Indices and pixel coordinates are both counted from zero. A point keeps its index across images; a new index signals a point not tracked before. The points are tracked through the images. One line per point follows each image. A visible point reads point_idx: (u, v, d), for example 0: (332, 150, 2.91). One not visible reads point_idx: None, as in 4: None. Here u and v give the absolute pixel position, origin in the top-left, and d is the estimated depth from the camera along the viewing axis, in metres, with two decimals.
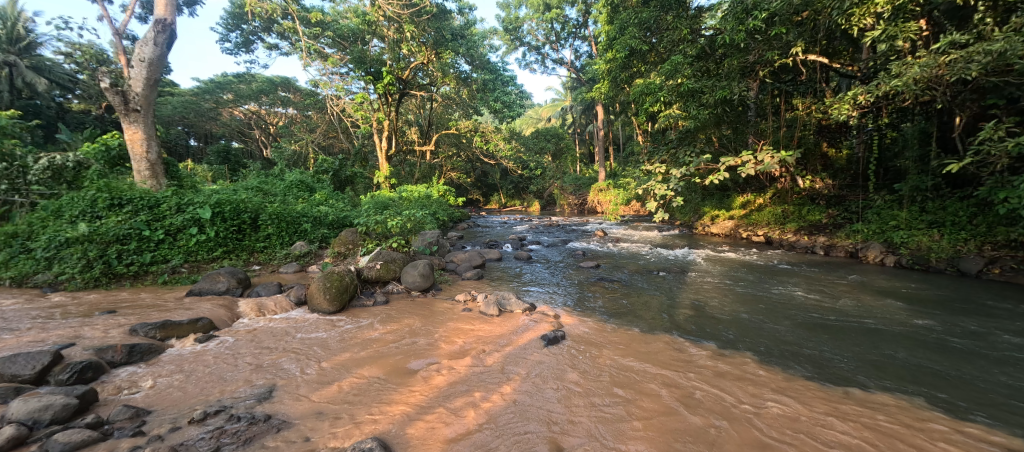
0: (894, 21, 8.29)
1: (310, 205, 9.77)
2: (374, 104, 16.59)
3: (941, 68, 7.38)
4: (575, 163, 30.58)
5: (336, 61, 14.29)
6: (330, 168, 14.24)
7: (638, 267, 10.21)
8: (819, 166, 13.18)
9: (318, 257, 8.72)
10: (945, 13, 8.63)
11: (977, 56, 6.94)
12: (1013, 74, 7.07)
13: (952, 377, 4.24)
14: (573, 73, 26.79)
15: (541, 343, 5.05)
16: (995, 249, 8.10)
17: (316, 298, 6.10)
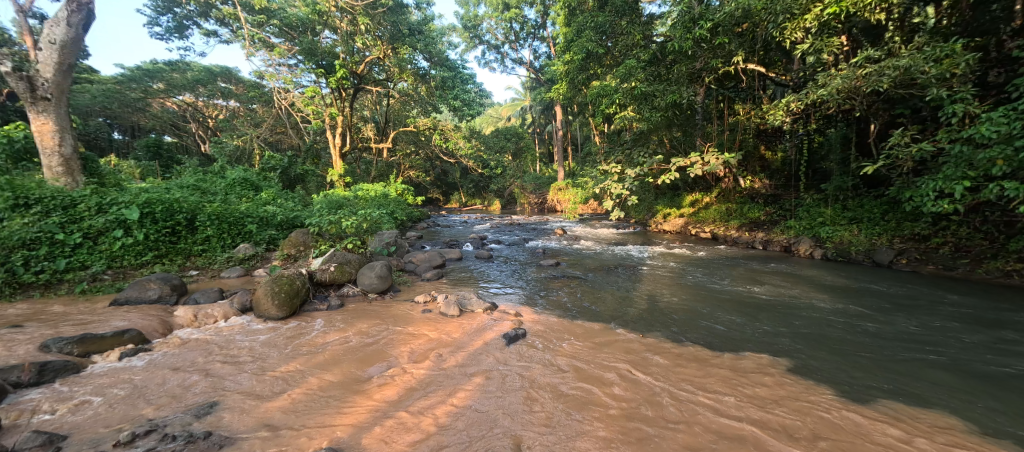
0: (820, 36, 8.99)
1: (256, 205, 9.22)
2: (326, 99, 15.95)
3: (858, 80, 8.02)
4: (535, 163, 30.84)
5: (283, 52, 13.49)
6: (278, 165, 13.56)
7: (594, 264, 10.44)
8: (757, 168, 14.01)
9: (264, 260, 8.25)
10: (862, 32, 9.49)
11: (888, 70, 7.62)
12: (916, 87, 7.88)
13: (877, 362, 4.64)
14: (532, 74, 27.03)
15: (501, 341, 5.05)
16: (903, 241, 9.00)
17: (262, 304, 5.79)
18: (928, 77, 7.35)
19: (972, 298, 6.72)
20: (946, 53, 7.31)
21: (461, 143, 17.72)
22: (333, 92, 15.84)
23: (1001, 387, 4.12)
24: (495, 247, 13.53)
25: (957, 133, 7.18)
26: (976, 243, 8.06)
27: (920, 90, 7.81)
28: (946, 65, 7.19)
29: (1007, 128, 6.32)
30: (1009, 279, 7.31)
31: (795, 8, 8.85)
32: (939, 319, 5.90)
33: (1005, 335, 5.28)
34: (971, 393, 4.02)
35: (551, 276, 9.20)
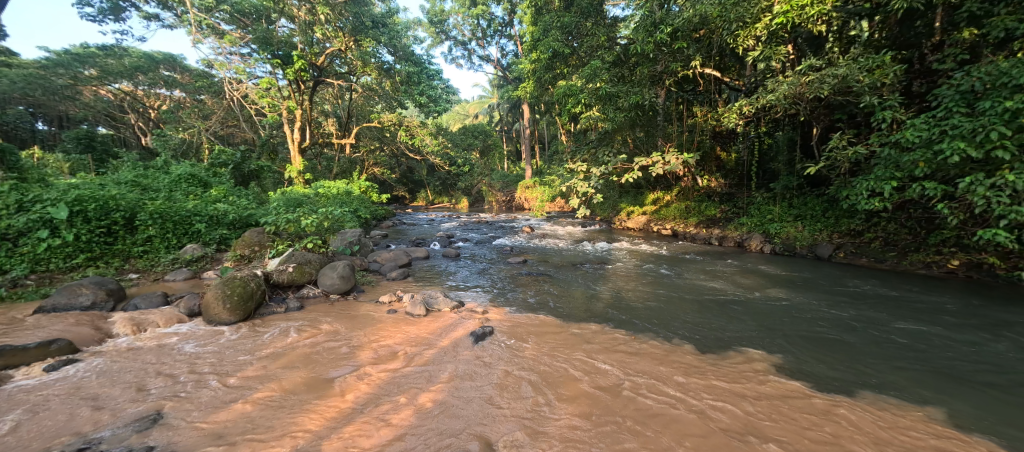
0: (769, 44, 9.50)
1: (205, 202, 8.68)
2: (283, 91, 15.28)
3: (803, 86, 8.56)
4: (503, 161, 30.80)
5: (234, 40, 12.85)
6: (229, 160, 12.87)
7: (560, 261, 10.58)
8: (714, 168, 14.46)
9: (215, 262, 7.80)
10: (806, 42, 10.10)
11: (828, 78, 8.16)
12: (853, 95, 8.47)
13: (824, 350, 4.94)
14: (499, 71, 26.99)
15: (468, 340, 5.03)
16: (841, 236, 9.65)
17: (213, 308, 5.49)
18: (863, 86, 7.95)
19: (905, 288, 7.24)
20: (877, 64, 7.91)
21: (427, 140, 17.45)
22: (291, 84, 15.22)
23: (931, 371, 4.44)
24: (462, 245, 13.44)
25: (887, 138, 7.77)
26: (902, 237, 8.63)
27: (855, 98, 8.40)
28: (877, 74, 7.81)
29: (928, 133, 6.86)
30: (928, 270, 8.11)
31: (748, 16, 9.33)
32: (877, 308, 6.35)
33: (934, 323, 5.72)
34: (906, 377, 4.32)
35: (517, 273, 9.23)
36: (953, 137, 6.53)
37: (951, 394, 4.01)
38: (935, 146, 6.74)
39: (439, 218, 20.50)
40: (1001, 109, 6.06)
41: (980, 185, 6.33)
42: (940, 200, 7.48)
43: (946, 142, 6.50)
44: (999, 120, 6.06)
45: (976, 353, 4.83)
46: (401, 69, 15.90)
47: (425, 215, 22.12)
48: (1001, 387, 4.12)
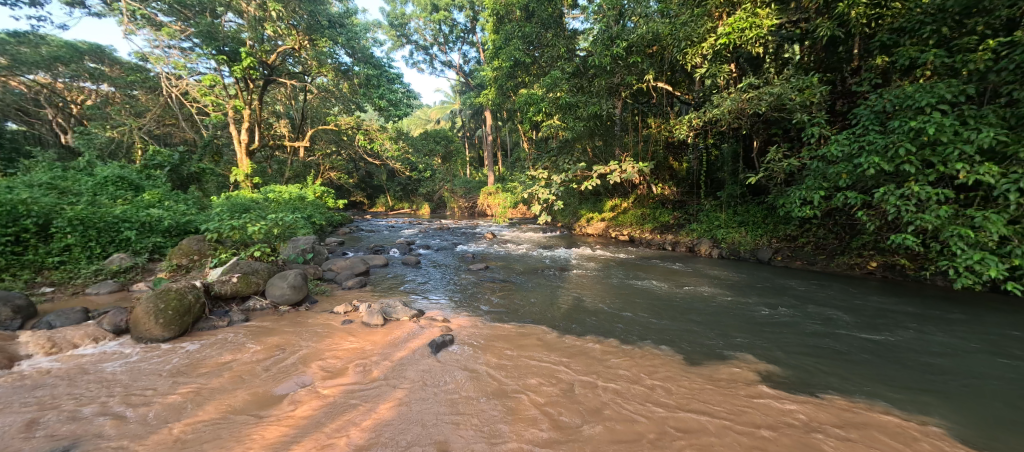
0: (714, 62, 10.08)
1: (135, 208, 8.04)
2: (230, 90, 14.50)
3: (744, 103, 9.16)
4: (465, 166, 30.60)
5: (173, 33, 12.06)
6: (166, 162, 12.04)
7: (521, 267, 10.66)
8: (666, 176, 14.86)
9: (146, 273, 7.23)
10: (746, 62, 10.82)
11: (765, 96, 8.78)
12: (786, 111, 9.21)
13: (768, 349, 5.24)
14: (461, 78, 26.89)
15: (427, 349, 4.93)
16: (779, 241, 10.37)
17: (144, 324, 5.07)
18: (795, 104, 8.58)
19: (840, 290, 7.77)
20: (807, 84, 8.58)
21: (386, 144, 16.83)
22: (239, 83, 14.46)
23: (864, 367, 4.76)
24: (422, 252, 13.21)
25: (816, 152, 8.40)
26: (829, 241, 9.49)
27: (789, 114, 9.11)
28: (807, 94, 8.43)
29: (849, 148, 7.50)
30: (852, 271, 8.86)
31: (695, 36, 9.86)
32: (815, 308, 6.82)
33: (866, 321, 6.16)
34: (841, 370, 4.67)
35: (477, 280, 9.18)
36: (870, 153, 7.13)
37: (880, 387, 4.32)
38: (855, 160, 7.35)
39: (399, 224, 20.16)
40: (908, 128, 6.71)
41: (892, 195, 7.02)
42: (861, 209, 8.22)
43: (864, 156, 7.11)
44: (906, 138, 6.69)
45: (900, 346, 5.29)
46: (359, 71, 15.60)
47: (385, 221, 21.62)
48: (923, 379, 4.48)
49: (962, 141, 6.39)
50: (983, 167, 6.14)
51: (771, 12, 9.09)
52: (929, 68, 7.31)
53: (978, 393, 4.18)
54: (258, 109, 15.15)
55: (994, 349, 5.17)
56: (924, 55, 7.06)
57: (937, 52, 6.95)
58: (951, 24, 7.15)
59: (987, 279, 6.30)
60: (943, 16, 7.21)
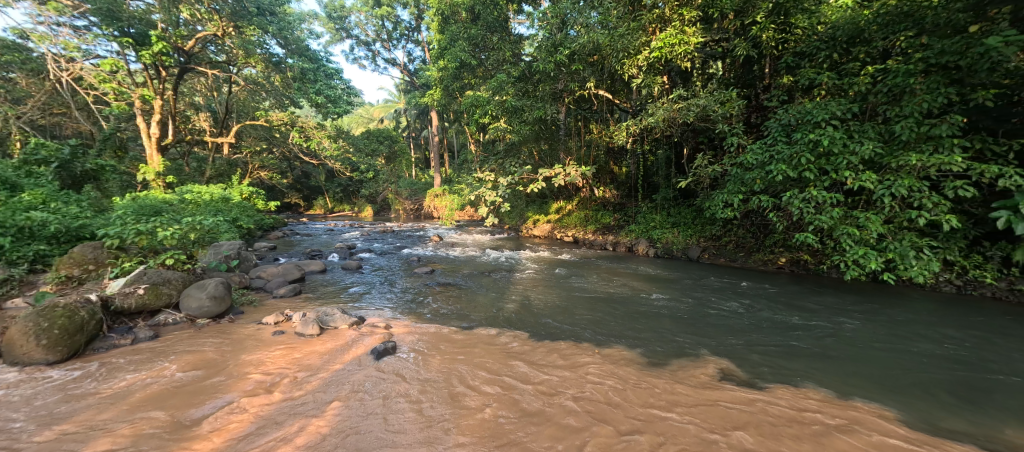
0: (649, 73, 10.76)
1: (13, 210, 7.01)
2: (137, 78, 13.09)
3: (675, 112, 9.97)
4: (410, 168, 29.84)
5: (62, 8, 10.58)
6: (53, 157, 10.62)
7: (467, 269, 10.62)
8: (607, 180, 15.27)
9: (26, 286, 6.33)
10: (677, 74, 11.54)
11: (693, 107, 9.68)
12: (710, 121, 10.27)
13: (701, 342, 5.55)
14: (405, 76, 26.25)
15: (368, 358, 4.73)
16: (706, 240, 11.17)
17: (22, 347, 4.42)
18: (718, 115, 9.63)
19: (762, 285, 8.40)
20: (728, 98, 9.67)
21: (325, 143, 15.85)
22: (149, 70, 13.09)
23: (785, 355, 5.14)
24: (364, 256, 12.74)
25: (735, 159, 9.42)
26: (748, 240, 10.43)
27: (713, 124, 10.18)
28: (727, 107, 9.56)
29: (763, 157, 8.58)
30: (767, 267, 9.77)
31: (631, 48, 10.46)
32: (740, 302, 7.35)
33: (786, 314, 6.68)
34: (764, 358, 5.04)
35: (420, 284, 8.99)
36: (779, 161, 8.24)
37: (795, 371, 4.73)
38: (767, 167, 8.42)
39: (339, 227, 19.32)
40: (808, 140, 7.91)
41: (797, 199, 8.13)
42: (773, 210, 9.17)
43: (774, 164, 8.21)
44: (806, 149, 7.89)
45: (812, 334, 5.82)
46: (293, 64, 14.94)
47: (323, 224, 20.59)
48: (835, 364, 4.90)
49: (849, 152, 7.56)
50: (864, 175, 7.31)
51: (698, 31, 9.85)
52: (825, 87, 8.66)
53: (878, 373, 4.66)
54: (171, 101, 14.13)
55: (892, 334, 5.78)
56: (820, 77, 8.47)
57: (830, 75, 8.33)
58: (840, 51, 8.66)
59: (867, 270, 7.45)
60: (833, 45, 8.74)
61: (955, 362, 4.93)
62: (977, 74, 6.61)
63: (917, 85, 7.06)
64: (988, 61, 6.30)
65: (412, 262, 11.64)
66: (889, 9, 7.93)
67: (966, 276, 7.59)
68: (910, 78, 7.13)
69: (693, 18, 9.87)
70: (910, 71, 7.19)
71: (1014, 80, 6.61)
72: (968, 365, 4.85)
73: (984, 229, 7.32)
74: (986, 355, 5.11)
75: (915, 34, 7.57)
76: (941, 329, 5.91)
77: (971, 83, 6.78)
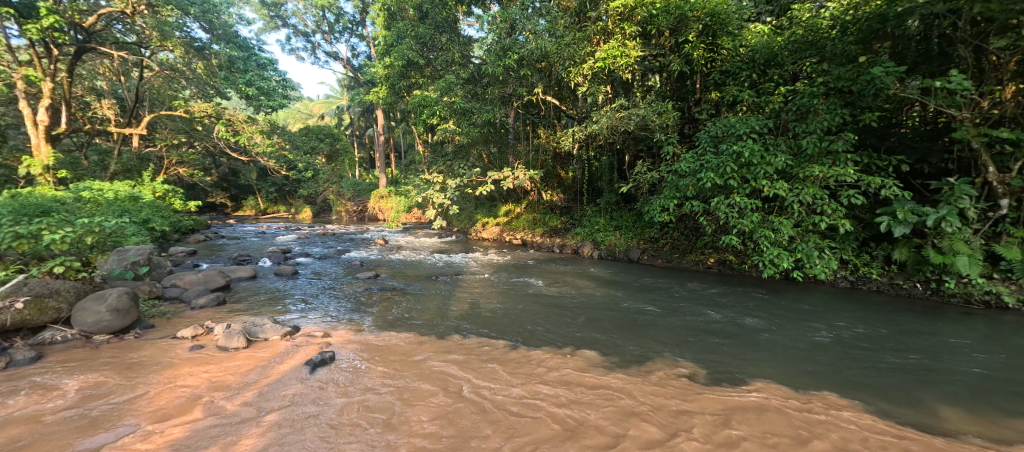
0: (593, 82, 11.23)
1: None
2: (27, 58, 11.61)
3: (617, 120, 10.52)
4: (353, 167, 28.67)
5: None
6: None
7: (414, 273, 10.37)
8: (555, 184, 15.53)
9: None
10: (619, 85, 12.00)
11: (634, 116, 10.29)
12: (649, 130, 10.87)
13: (642, 342, 5.78)
14: (349, 72, 25.25)
15: (301, 372, 4.44)
16: (646, 242, 11.71)
17: None
18: (656, 125, 10.28)
19: (696, 285, 8.89)
20: (663, 109, 10.34)
21: (257, 138, 14.85)
22: (39, 48, 11.57)
23: (716, 354, 5.41)
24: (300, 261, 12.05)
25: (670, 166, 10.08)
26: (682, 242, 11.09)
27: (651, 133, 10.77)
28: (664, 117, 10.26)
29: (695, 165, 9.23)
30: (699, 267, 10.43)
31: (577, 57, 10.90)
32: (677, 302, 7.75)
33: (716, 313, 7.08)
34: (699, 356, 5.33)
35: (360, 289, 8.64)
36: (708, 170, 8.92)
37: (725, 366, 5.05)
38: (698, 175, 9.05)
39: (274, 230, 18.18)
40: (733, 152, 8.69)
41: (724, 205, 8.85)
42: (703, 215, 9.85)
43: (703, 172, 8.85)
44: (730, 159, 8.65)
45: (740, 331, 6.26)
46: (219, 50, 14.25)
47: (257, 226, 19.30)
48: (759, 360, 5.22)
49: (766, 163, 8.41)
50: (778, 184, 8.21)
51: (638, 45, 10.40)
52: (746, 104, 9.68)
53: (796, 365, 5.08)
54: (64, 84, 12.56)
55: (807, 330, 6.27)
56: (743, 94, 9.52)
57: (749, 94, 9.30)
58: (758, 72, 9.81)
59: (780, 268, 8.52)
60: (752, 66, 9.87)
61: (858, 351, 5.50)
62: (865, 99, 7.92)
63: (820, 105, 8.17)
64: (874, 88, 7.58)
65: (354, 266, 11.20)
66: (797, 37, 9.09)
67: (857, 273, 8.62)
68: (814, 100, 8.19)
69: (633, 33, 10.33)
70: (813, 93, 8.24)
71: (892, 106, 8.25)
72: (870, 354, 5.42)
73: (870, 232, 8.59)
74: (883, 344, 5.76)
75: (818, 61, 8.84)
76: (847, 322, 6.55)
77: (860, 106, 8.12)
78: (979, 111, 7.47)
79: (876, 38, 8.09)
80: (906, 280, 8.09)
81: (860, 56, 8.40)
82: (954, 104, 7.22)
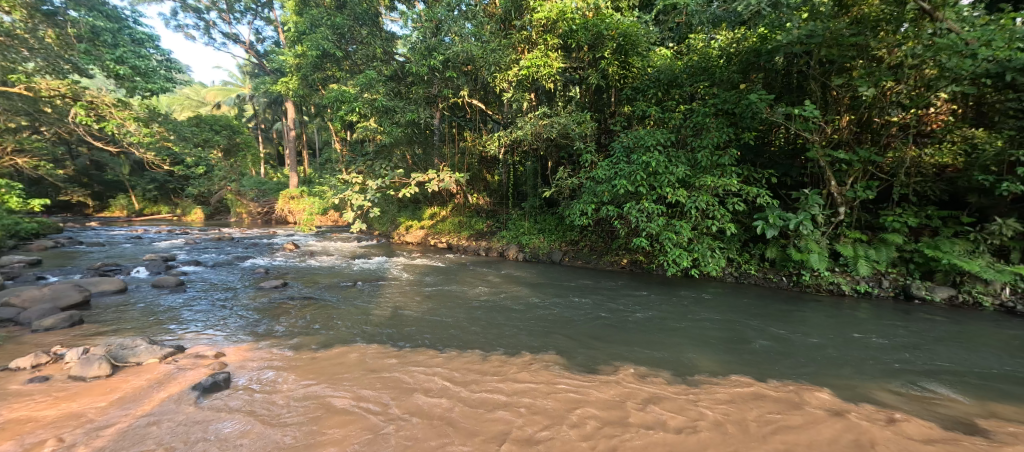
0: (518, 89, 11.53)
1: None
2: None
3: (540, 127, 10.93)
4: (257, 164, 26.06)
5: None
6: None
7: (329, 280, 9.74)
8: (480, 187, 15.58)
9: None
10: (543, 94, 12.58)
11: (555, 124, 10.79)
12: (569, 138, 11.41)
13: (567, 340, 6.08)
14: (253, 58, 22.87)
15: (188, 394, 4.06)
16: (567, 244, 12.25)
17: None
18: (576, 133, 10.86)
19: (611, 284, 9.58)
20: (583, 119, 10.96)
21: (131, 126, 12.70)
22: None
23: (633, 351, 5.71)
24: (190, 270, 10.67)
25: (589, 173, 10.75)
26: (600, 244, 11.79)
27: (571, 141, 11.36)
28: (582, 127, 10.86)
29: (610, 172, 9.90)
30: (614, 267, 11.16)
31: (502, 63, 11.08)
32: (596, 301, 8.28)
33: (632, 312, 7.55)
34: (616, 348, 5.75)
35: (265, 300, 7.86)
36: (621, 178, 9.61)
37: (639, 356, 5.52)
38: (613, 182, 9.73)
39: (157, 233, 15.90)
40: (642, 161, 9.47)
41: (634, 209, 9.58)
42: (617, 219, 10.58)
43: (617, 179, 9.55)
44: (640, 168, 9.40)
45: (650, 324, 6.88)
46: (77, 18, 12.24)
47: (135, 229, 16.73)
48: (669, 352, 5.63)
49: (670, 172, 9.28)
50: (678, 192, 9.09)
51: (559, 57, 10.89)
52: (653, 118, 10.61)
53: (696, 351, 5.73)
54: None
55: (707, 323, 6.95)
56: (650, 110, 10.45)
57: (655, 110, 10.27)
58: (663, 91, 10.83)
59: (681, 267, 9.42)
60: (658, 85, 10.82)
61: (746, 336, 6.34)
62: (745, 120, 9.13)
63: (711, 123, 9.24)
64: (751, 111, 8.80)
65: (257, 275, 10.15)
66: (693, 63, 10.22)
67: (740, 269, 9.85)
68: (706, 118, 9.30)
69: (555, 45, 10.87)
70: (706, 112, 9.35)
71: (764, 128, 9.61)
72: (755, 336, 6.30)
73: (749, 234, 9.93)
74: (764, 328, 6.71)
75: (709, 84, 10.01)
76: (735, 312, 7.52)
77: (741, 126, 9.37)
78: (824, 135, 9.08)
79: (753, 69, 9.36)
80: (775, 274, 9.43)
81: (741, 83, 9.71)
82: (808, 128, 8.68)
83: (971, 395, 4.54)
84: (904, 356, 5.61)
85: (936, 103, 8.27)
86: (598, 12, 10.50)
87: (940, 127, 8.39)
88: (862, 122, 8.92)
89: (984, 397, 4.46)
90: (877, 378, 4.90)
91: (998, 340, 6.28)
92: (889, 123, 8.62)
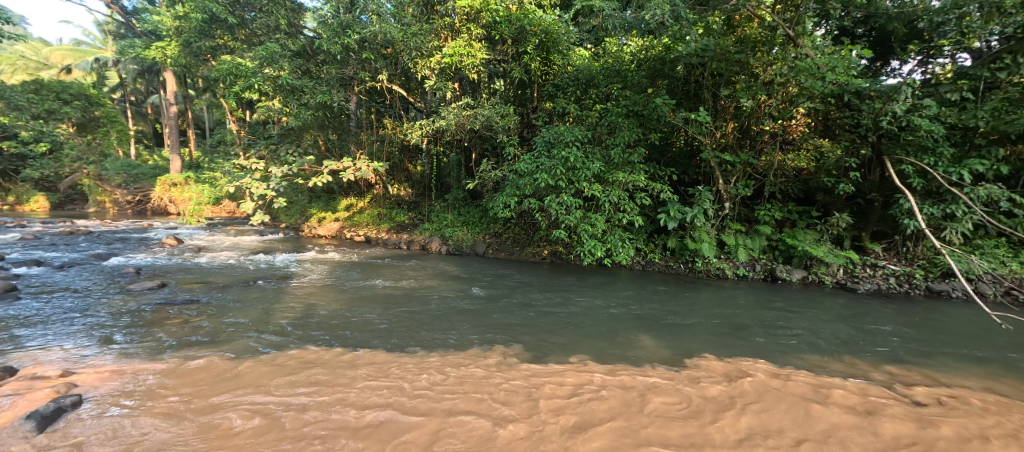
0: (440, 77, 11.12)
1: None
2: None
3: (463, 118, 10.78)
4: (123, 144, 21.89)
5: None
6: None
7: (222, 280, 8.53)
8: (401, 177, 14.88)
9: None
10: (467, 83, 12.31)
11: (478, 116, 10.68)
12: (492, 131, 11.36)
13: (502, 333, 6.09)
14: (114, 15, 18.95)
15: (21, 427, 3.23)
16: (490, 236, 12.29)
17: None
18: (499, 126, 10.85)
19: (536, 275, 9.85)
20: (506, 112, 11.00)
21: None
22: None
23: (566, 342, 5.83)
24: (26, 272, 8.60)
25: (511, 166, 10.84)
26: (522, 236, 12.03)
27: (494, 134, 11.31)
28: (505, 119, 10.89)
29: (531, 166, 10.10)
30: (536, 258, 11.47)
31: (424, 49, 10.64)
32: (524, 292, 8.47)
33: (560, 303, 7.77)
34: (551, 338, 5.91)
35: (137, 306, 6.63)
36: (542, 171, 9.89)
37: (572, 344, 5.73)
38: (534, 175, 10.00)
39: None
40: (562, 157, 9.83)
41: (554, 203, 9.92)
42: (538, 212, 10.87)
43: (539, 173, 9.84)
44: (559, 163, 9.75)
45: (578, 312, 7.21)
46: None
47: None
48: (597, 339, 5.94)
49: (586, 168, 9.74)
50: (594, 186, 9.63)
51: (483, 47, 10.75)
52: (571, 116, 11.04)
53: (621, 335, 6.13)
54: None
55: (626, 308, 7.51)
56: (569, 108, 10.85)
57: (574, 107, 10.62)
58: (581, 89, 11.30)
59: (596, 257, 10.00)
60: (577, 84, 11.26)
61: (661, 318, 6.96)
62: (652, 121, 9.92)
63: (622, 123, 9.89)
64: (656, 114, 9.58)
65: (123, 276, 8.50)
66: (608, 65, 10.79)
67: (646, 257, 10.77)
68: (619, 118, 9.95)
69: (479, 35, 10.67)
70: (619, 113, 9.97)
71: (667, 130, 10.55)
72: (668, 319, 6.94)
73: (654, 226, 10.88)
74: (673, 310, 7.43)
75: (622, 87, 10.67)
76: (648, 297, 8.21)
77: (649, 127, 10.16)
78: (715, 139, 10.25)
79: (659, 75, 10.16)
80: (675, 262, 10.49)
81: (648, 88, 10.45)
82: (702, 132, 9.76)
83: (834, 357, 5.43)
84: (782, 328, 6.59)
85: (796, 116, 9.60)
86: (522, 7, 10.54)
87: (799, 136, 9.80)
88: (744, 129, 10.21)
89: (841, 357, 5.41)
90: (767, 349, 5.65)
91: (841, 310, 7.70)
92: (764, 131, 9.99)
